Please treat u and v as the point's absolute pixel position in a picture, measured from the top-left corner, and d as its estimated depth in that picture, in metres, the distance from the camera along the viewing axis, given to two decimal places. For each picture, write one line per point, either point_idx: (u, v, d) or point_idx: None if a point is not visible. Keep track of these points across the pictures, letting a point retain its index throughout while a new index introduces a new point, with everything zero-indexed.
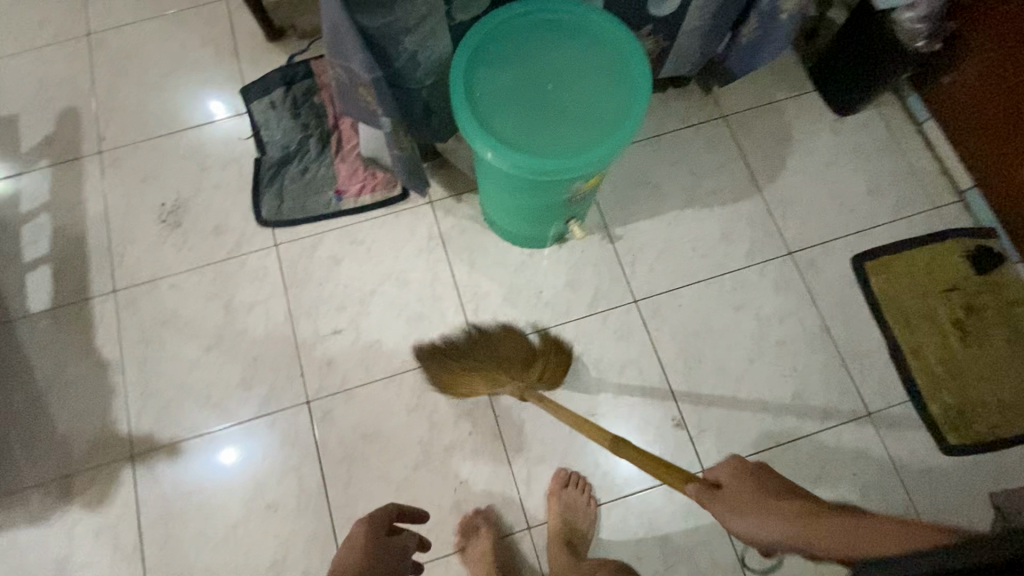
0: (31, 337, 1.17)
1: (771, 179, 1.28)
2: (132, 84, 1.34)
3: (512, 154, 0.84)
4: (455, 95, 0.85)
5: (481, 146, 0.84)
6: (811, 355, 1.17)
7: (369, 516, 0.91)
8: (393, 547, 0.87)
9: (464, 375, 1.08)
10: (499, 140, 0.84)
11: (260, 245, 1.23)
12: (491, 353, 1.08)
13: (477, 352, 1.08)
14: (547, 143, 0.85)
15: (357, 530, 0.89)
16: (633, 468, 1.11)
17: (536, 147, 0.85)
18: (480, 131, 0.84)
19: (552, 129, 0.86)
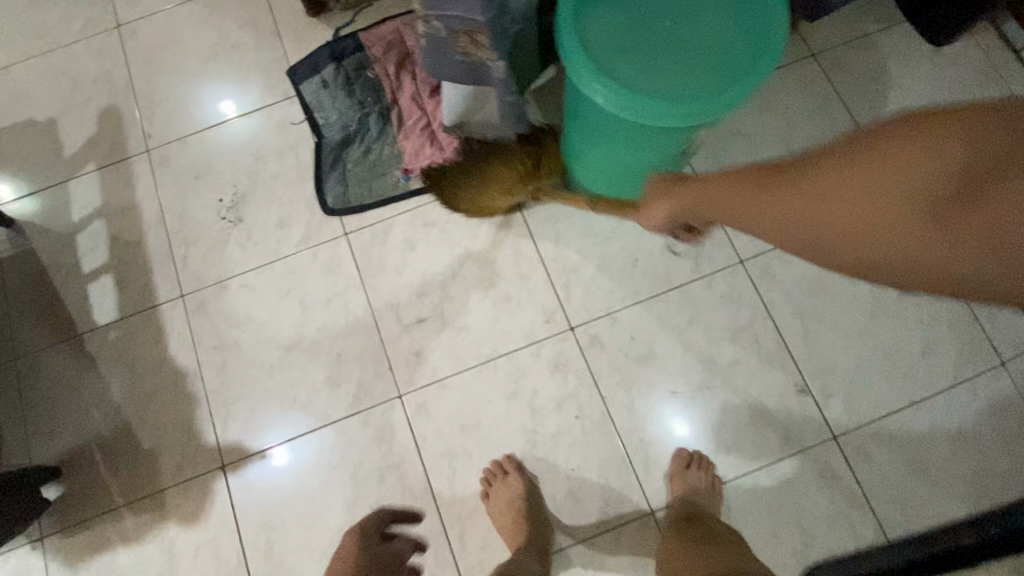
0: (101, 351, 1.11)
1: (872, 119, 1.17)
2: (172, 76, 1.25)
3: (638, 105, 0.75)
4: (565, 44, 0.77)
5: (600, 97, 0.75)
6: (936, 306, 1.07)
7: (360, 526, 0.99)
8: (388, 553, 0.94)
9: (481, 185, 1.11)
10: (621, 86, 0.75)
11: (330, 235, 1.15)
12: (507, 159, 1.09)
13: (493, 160, 1.10)
14: (673, 90, 0.76)
15: (348, 540, 0.96)
16: (756, 440, 1.04)
17: (662, 95, 0.76)
18: (599, 77, 0.75)
19: (677, 73, 0.77)
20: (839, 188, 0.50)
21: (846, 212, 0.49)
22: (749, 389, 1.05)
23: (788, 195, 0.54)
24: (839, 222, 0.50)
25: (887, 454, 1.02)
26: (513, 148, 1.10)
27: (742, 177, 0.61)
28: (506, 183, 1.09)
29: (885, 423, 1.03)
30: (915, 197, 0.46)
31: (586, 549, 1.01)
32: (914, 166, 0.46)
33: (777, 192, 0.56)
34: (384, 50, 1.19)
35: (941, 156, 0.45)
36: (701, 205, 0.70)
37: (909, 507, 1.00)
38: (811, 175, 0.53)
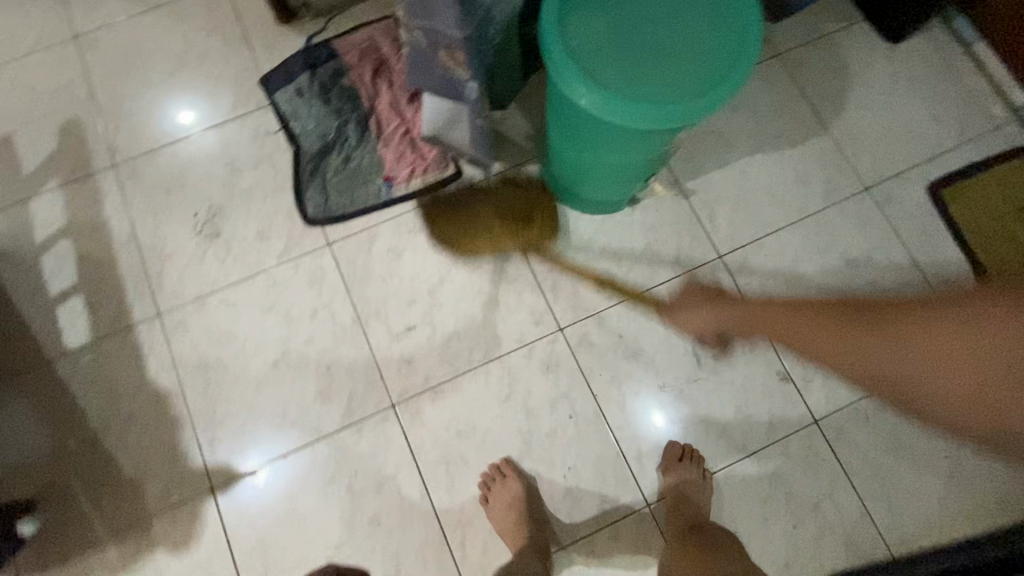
0: (74, 377, 1.06)
1: (836, 115, 1.22)
2: (137, 87, 1.21)
3: (620, 107, 0.77)
4: (550, 47, 0.79)
5: (584, 99, 0.78)
6: (903, 291, 1.13)
7: None
8: None
9: (467, 232, 1.14)
10: (604, 88, 0.77)
11: (312, 246, 1.13)
12: (493, 207, 1.15)
13: (480, 207, 1.15)
14: (655, 91, 0.78)
15: None
16: (744, 428, 1.07)
17: (645, 97, 0.78)
18: (584, 80, 0.77)
19: (658, 75, 0.79)
20: (913, 354, 0.65)
21: (913, 366, 0.65)
22: (734, 379, 1.09)
23: (868, 340, 0.69)
24: (907, 370, 0.66)
25: (865, 435, 1.07)
26: (504, 190, 1.15)
27: (810, 315, 0.76)
28: (500, 232, 1.13)
29: (863, 405, 1.08)
30: (986, 377, 0.60)
31: (586, 547, 1.02)
32: (982, 348, 0.61)
33: (856, 336, 0.70)
34: (359, 58, 1.20)
35: (983, 347, 0.61)
36: (756, 323, 0.84)
37: (888, 483, 1.05)
38: (905, 328, 0.67)
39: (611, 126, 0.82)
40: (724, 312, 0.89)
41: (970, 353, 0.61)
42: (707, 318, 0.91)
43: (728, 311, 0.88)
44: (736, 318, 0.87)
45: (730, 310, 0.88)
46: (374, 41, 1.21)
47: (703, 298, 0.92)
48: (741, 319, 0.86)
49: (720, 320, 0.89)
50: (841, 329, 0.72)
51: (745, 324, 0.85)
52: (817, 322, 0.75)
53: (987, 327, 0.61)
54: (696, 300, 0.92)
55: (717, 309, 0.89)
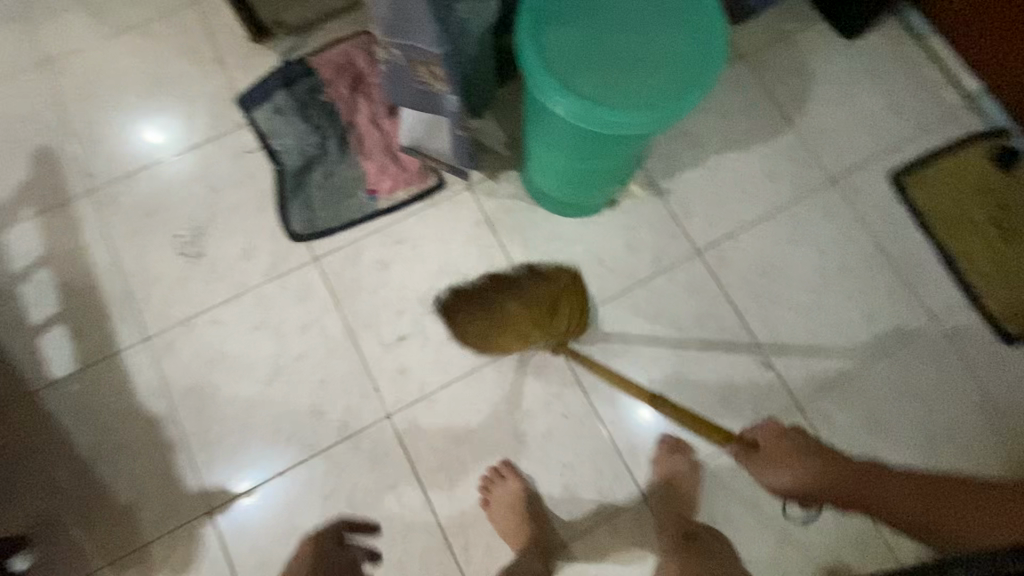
0: (62, 407, 1.04)
1: (800, 111, 1.28)
2: (111, 111, 1.20)
3: (598, 114, 0.80)
4: (526, 60, 0.81)
5: (563, 109, 0.80)
6: (872, 276, 1.19)
7: (317, 532, 1.02)
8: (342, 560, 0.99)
9: (498, 328, 1.07)
10: (580, 97, 0.80)
11: (298, 262, 1.14)
12: (523, 301, 1.07)
13: (510, 300, 1.08)
14: (630, 98, 0.81)
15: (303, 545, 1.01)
16: (731, 417, 1.11)
17: (620, 104, 0.81)
18: (561, 91, 0.80)
19: (632, 82, 0.82)
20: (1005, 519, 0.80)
21: (900, 502, 0.91)
22: (719, 370, 1.13)
23: (920, 510, 0.89)
24: (896, 503, 0.92)
25: (845, 415, 1.12)
26: (526, 284, 1.10)
27: (920, 487, 0.92)
28: (525, 325, 1.05)
29: (842, 388, 1.13)
30: None
31: (586, 541, 1.05)
32: None
33: (920, 507, 0.90)
34: (335, 73, 1.21)
35: None
36: (846, 492, 0.94)
37: (870, 460, 1.10)
38: (893, 479, 0.94)
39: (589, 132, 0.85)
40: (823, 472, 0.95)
41: (989, 520, 0.83)
42: (803, 474, 0.96)
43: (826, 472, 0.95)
44: (831, 482, 0.95)
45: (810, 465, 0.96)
46: (350, 56, 1.22)
47: (793, 455, 0.97)
48: (830, 478, 0.95)
49: (810, 473, 0.96)
50: (922, 493, 0.91)
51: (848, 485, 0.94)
52: (913, 497, 0.91)
53: (993, 508, 0.85)
54: (781, 446, 0.98)
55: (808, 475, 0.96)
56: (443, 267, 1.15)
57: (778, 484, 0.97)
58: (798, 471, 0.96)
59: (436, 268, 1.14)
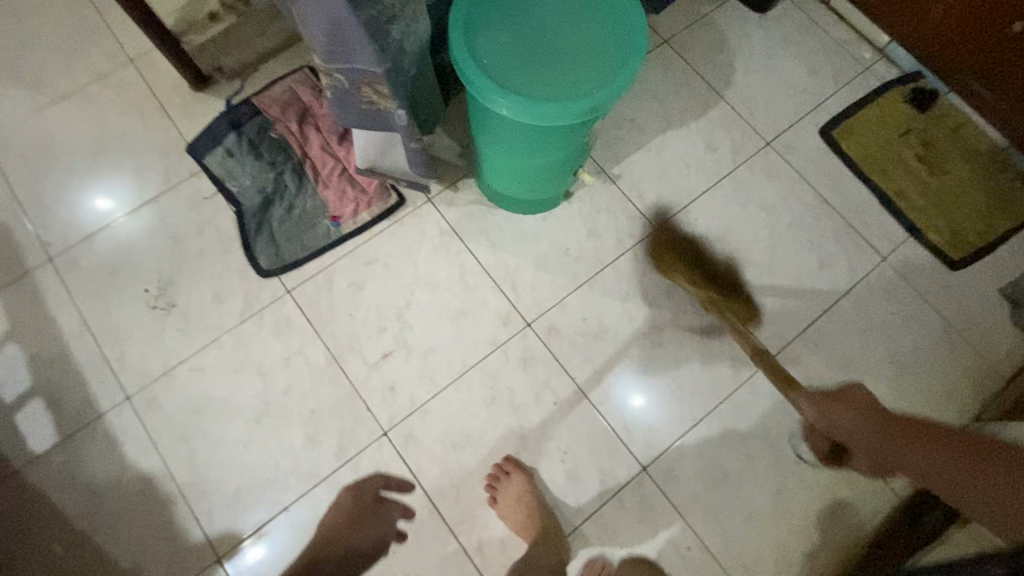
0: (48, 480, 1.02)
1: (727, 85, 1.35)
2: (60, 179, 1.20)
3: (539, 108, 0.84)
4: (464, 68, 0.85)
5: (506, 108, 0.85)
6: (820, 225, 1.26)
7: (358, 483, 1.05)
8: (372, 518, 1.02)
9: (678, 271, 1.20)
10: (520, 96, 0.85)
11: (272, 297, 1.14)
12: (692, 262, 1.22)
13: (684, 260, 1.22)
14: (566, 89, 0.86)
15: (346, 492, 1.05)
16: (713, 378, 1.15)
17: (557, 95, 0.86)
18: (501, 92, 0.84)
19: (565, 74, 0.87)
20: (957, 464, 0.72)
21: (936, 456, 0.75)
22: (695, 336, 1.17)
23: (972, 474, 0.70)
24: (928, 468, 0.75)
25: (817, 358, 1.18)
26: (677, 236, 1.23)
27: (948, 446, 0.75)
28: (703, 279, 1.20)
29: (810, 333, 1.19)
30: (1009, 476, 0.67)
31: (597, 522, 1.07)
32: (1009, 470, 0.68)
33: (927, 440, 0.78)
34: (282, 110, 1.24)
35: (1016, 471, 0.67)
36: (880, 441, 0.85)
37: None
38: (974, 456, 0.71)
39: (534, 127, 0.90)
40: (874, 414, 0.88)
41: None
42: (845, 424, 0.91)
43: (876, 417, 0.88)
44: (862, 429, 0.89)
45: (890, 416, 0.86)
46: (293, 91, 1.25)
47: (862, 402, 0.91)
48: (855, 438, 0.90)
49: (859, 429, 0.89)
50: (972, 453, 0.72)
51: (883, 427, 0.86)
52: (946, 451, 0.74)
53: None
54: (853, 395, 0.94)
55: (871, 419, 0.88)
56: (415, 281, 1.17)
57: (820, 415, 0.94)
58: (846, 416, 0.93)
59: (409, 283, 1.17)
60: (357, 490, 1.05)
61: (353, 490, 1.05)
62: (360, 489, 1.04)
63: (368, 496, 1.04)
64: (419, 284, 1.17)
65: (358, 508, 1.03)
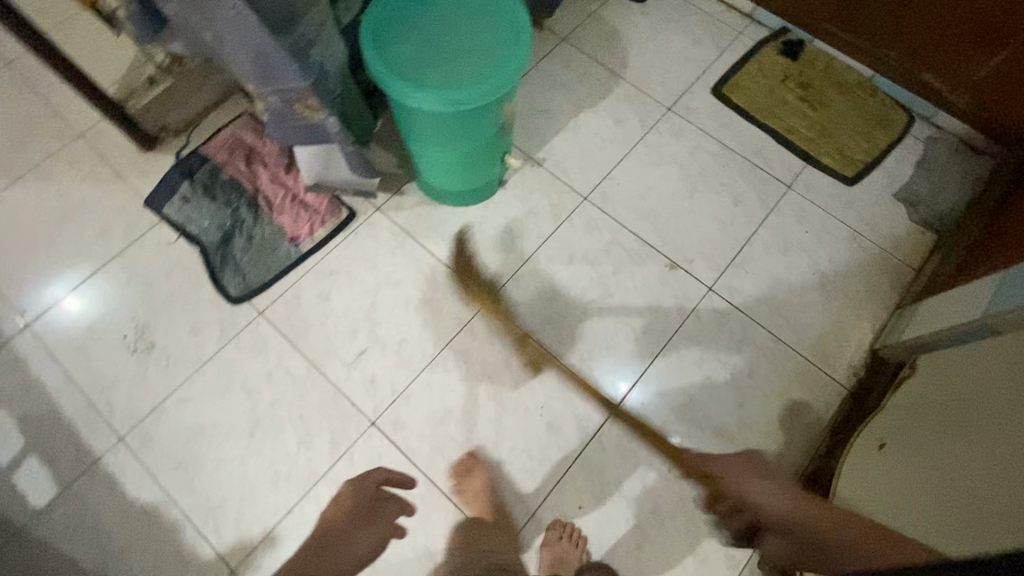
0: (56, 530, 1.06)
1: (624, 66, 1.51)
2: (28, 253, 1.28)
3: (455, 97, 0.98)
4: (383, 77, 0.98)
5: (427, 102, 0.98)
6: (728, 168, 1.40)
7: (360, 477, 0.89)
8: (381, 513, 0.85)
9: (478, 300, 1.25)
10: (435, 89, 0.98)
11: (246, 320, 1.22)
12: (474, 283, 1.27)
13: (474, 286, 1.27)
14: (474, 77, 1.00)
15: (347, 489, 0.89)
16: (664, 313, 1.25)
17: (468, 83, 0.99)
18: (419, 90, 0.97)
19: (470, 66, 1.01)
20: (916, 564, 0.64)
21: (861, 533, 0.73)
22: (618, 297, 1.25)
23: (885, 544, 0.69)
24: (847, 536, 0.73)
25: (751, 280, 1.29)
26: (598, 199, 1.34)
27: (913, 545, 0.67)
28: (483, 295, 1.25)
29: (740, 260, 1.31)
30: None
31: (587, 467, 1.12)
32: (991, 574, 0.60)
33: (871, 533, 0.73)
34: (229, 154, 1.35)
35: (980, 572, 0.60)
36: (806, 517, 0.80)
37: (784, 309, 1.28)
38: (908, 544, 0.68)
39: (453, 113, 1.03)
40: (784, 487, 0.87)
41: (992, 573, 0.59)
42: (770, 498, 0.86)
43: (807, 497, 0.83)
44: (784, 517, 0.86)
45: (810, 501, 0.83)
46: (238, 136, 1.37)
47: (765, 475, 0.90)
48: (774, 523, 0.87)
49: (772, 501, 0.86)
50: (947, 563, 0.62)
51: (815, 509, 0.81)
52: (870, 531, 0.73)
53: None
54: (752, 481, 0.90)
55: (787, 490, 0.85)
56: (378, 282, 1.27)
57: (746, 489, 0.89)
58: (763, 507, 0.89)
59: (372, 285, 1.27)
60: (360, 485, 0.88)
61: (356, 486, 0.88)
62: (361, 481, 0.87)
63: (370, 489, 0.87)
64: (382, 285, 1.27)
65: (364, 502, 0.85)
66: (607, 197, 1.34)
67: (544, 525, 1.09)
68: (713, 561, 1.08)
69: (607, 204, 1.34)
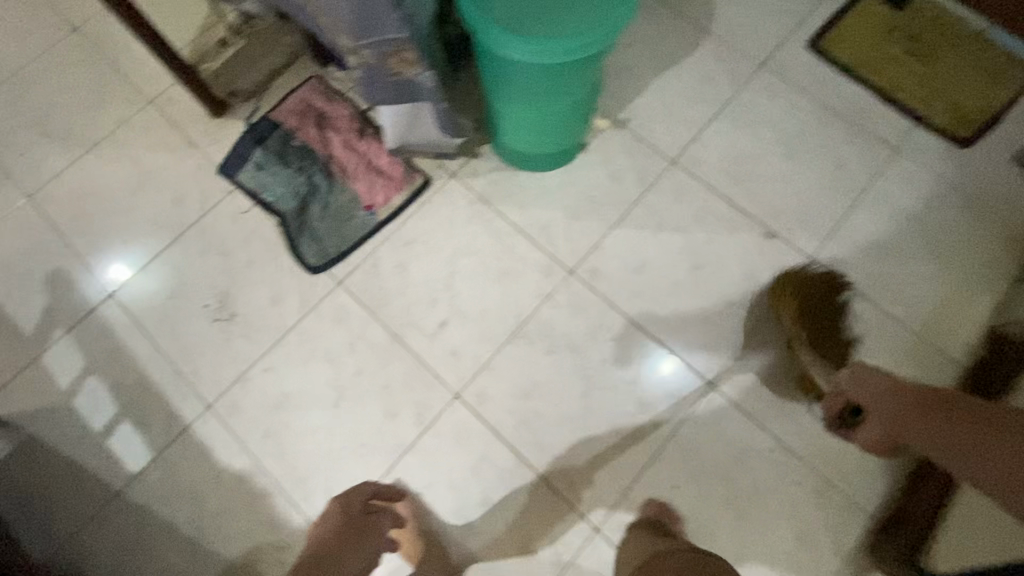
0: (151, 494, 1.07)
1: (711, 17, 1.38)
2: (105, 220, 1.27)
3: (563, 44, 0.91)
4: (485, 24, 0.92)
5: (532, 51, 0.91)
6: (828, 129, 1.29)
7: (347, 493, 0.98)
8: (369, 523, 0.91)
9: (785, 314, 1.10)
10: (539, 38, 0.91)
11: (324, 290, 1.20)
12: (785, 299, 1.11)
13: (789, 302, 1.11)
14: (582, 21, 0.93)
15: (333, 506, 0.96)
16: (760, 285, 1.17)
17: (575, 27, 0.92)
18: (524, 37, 0.91)
19: (577, 8, 0.93)
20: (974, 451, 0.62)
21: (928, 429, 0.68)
22: (712, 267, 1.18)
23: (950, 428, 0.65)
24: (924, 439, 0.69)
25: (852, 250, 1.20)
26: (686, 164, 1.26)
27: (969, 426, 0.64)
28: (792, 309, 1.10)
29: (840, 229, 1.22)
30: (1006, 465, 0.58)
31: (681, 445, 1.08)
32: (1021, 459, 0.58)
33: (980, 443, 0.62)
34: (299, 120, 1.31)
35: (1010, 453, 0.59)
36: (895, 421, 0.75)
37: (890, 280, 1.19)
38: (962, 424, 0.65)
39: (555, 64, 0.96)
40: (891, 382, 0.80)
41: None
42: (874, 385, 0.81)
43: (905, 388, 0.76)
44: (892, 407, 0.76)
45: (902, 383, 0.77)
46: (308, 101, 1.32)
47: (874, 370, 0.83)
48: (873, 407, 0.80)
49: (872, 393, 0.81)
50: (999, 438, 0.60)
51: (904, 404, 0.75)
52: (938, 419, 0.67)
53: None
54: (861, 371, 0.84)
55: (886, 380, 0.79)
56: (456, 251, 1.22)
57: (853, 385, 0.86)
58: (874, 382, 0.81)
59: (451, 254, 1.22)
60: (346, 502, 0.96)
61: (342, 503, 0.96)
62: (351, 496, 0.96)
63: (357, 506, 0.95)
64: (461, 253, 1.22)
65: (350, 517, 0.92)
66: (696, 162, 1.26)
67: (637, 503, 1.05)
68: (817, 544, 1.03)
69: (696, 169, 1.25)
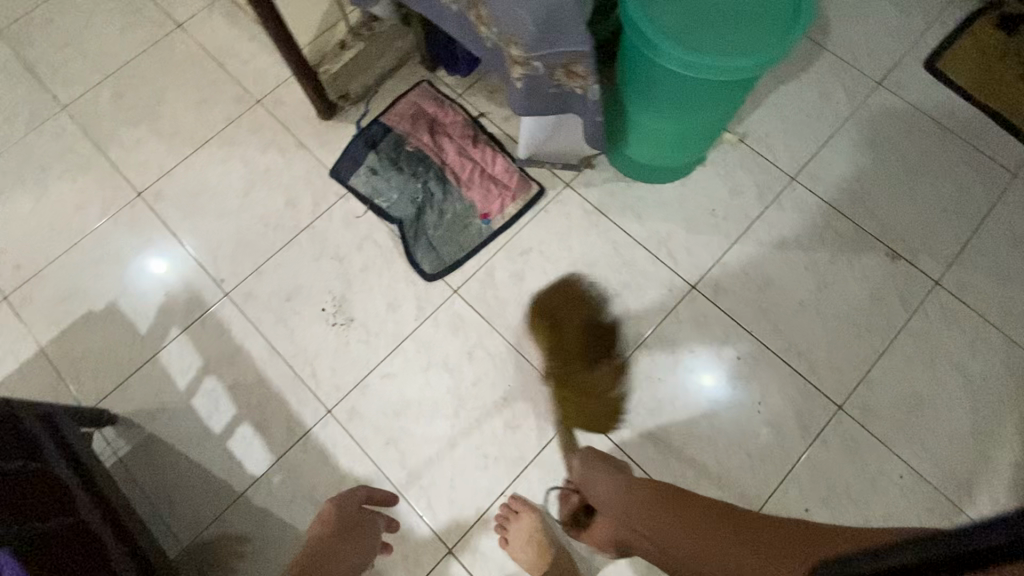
0: (274, 499, 1.07)
1: (826, 35, 1.37)
2: (215, 218, 1.27)
3: (736, 62, 0.90)
4: (655, 41, 0.90)
5: (703, 69, 0.90)
6: (948, 151, 1.27)
7: (341, 497, 0.98)
8: (365, 524, 0.97)
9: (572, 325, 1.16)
10: (712, 56, 0.90)
11: (442, 297, 1.19)
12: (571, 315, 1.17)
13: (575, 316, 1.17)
14: (752, 42, 0.91)
15: (327, 509, 0.96)
16: (882, 308, 1.16)
17: (747, 47, 0.91)
18: (695, 55, 0.90)
19: (746, 28, 0.92)
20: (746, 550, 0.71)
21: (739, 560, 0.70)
22: (832, 288, 1.17)
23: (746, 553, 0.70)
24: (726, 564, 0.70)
25: (980, 276, 1.18)
26: (805, 183, 1.25)
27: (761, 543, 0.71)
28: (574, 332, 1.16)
29: (965, 254, 1.19)
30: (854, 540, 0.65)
31: (808, 467, 1.07)
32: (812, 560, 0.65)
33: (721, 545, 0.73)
34: (412, 125, 1.29)
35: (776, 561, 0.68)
36: (634, 513, 0.83)
37: (1021, 308, 1.16)
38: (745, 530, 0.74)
39: (720, 83, 0.94)
40: (620, 480, 0.89)
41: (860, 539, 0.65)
42: (603, 486, 0.89)
43: (626, 482, 0.88)
44: (627, 504, 0.84)
45: (627, 480, 0.88)
46: (419, 105, 1.31)
47: (607, 465, 0.93)
48: (614, 512, 0.86)
49: (603, 488, 0.89)
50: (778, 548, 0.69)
51: (634, 498, 0.84)
52: (670, 515, 0.80)
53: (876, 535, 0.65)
54: (597, 467, 0.93)
55: (614, 476, 0.90)
56: (574, 262, 1.21)
57: (592, 485, 0.91)
58: (611, 484, 0.89)
59: (569, 264, 1.21)
60: (341, 502, 0.98)
61: (338, 505, 0.97)
62: (347, 498, 0.98)
63: (353, 506, 0.98)
64: (579, 265, 1.21)
65: (349, 520, 0.95)
66: (815, 180, 1.25)
67: None
68: None
69: (816, 188, 1.24)
